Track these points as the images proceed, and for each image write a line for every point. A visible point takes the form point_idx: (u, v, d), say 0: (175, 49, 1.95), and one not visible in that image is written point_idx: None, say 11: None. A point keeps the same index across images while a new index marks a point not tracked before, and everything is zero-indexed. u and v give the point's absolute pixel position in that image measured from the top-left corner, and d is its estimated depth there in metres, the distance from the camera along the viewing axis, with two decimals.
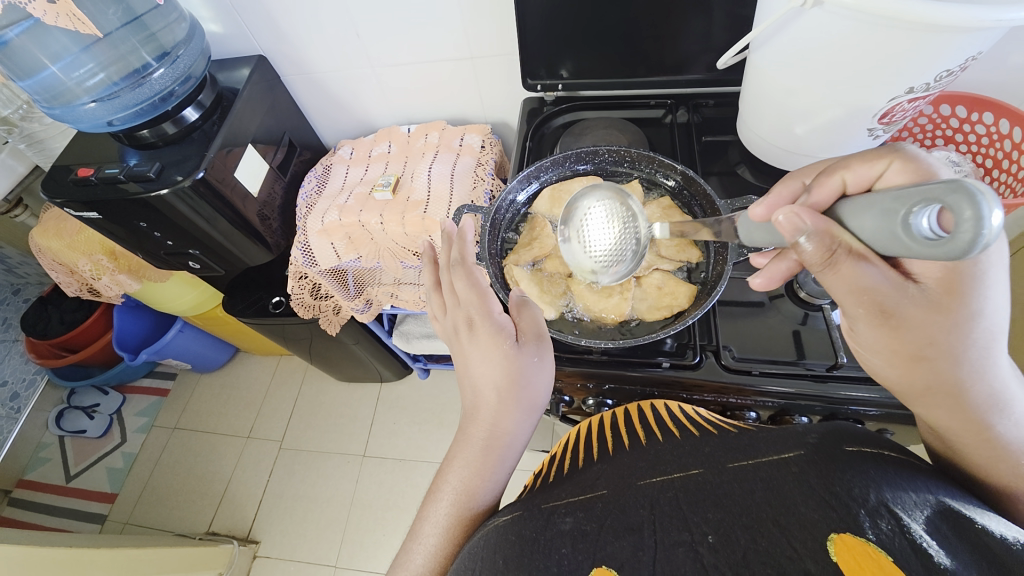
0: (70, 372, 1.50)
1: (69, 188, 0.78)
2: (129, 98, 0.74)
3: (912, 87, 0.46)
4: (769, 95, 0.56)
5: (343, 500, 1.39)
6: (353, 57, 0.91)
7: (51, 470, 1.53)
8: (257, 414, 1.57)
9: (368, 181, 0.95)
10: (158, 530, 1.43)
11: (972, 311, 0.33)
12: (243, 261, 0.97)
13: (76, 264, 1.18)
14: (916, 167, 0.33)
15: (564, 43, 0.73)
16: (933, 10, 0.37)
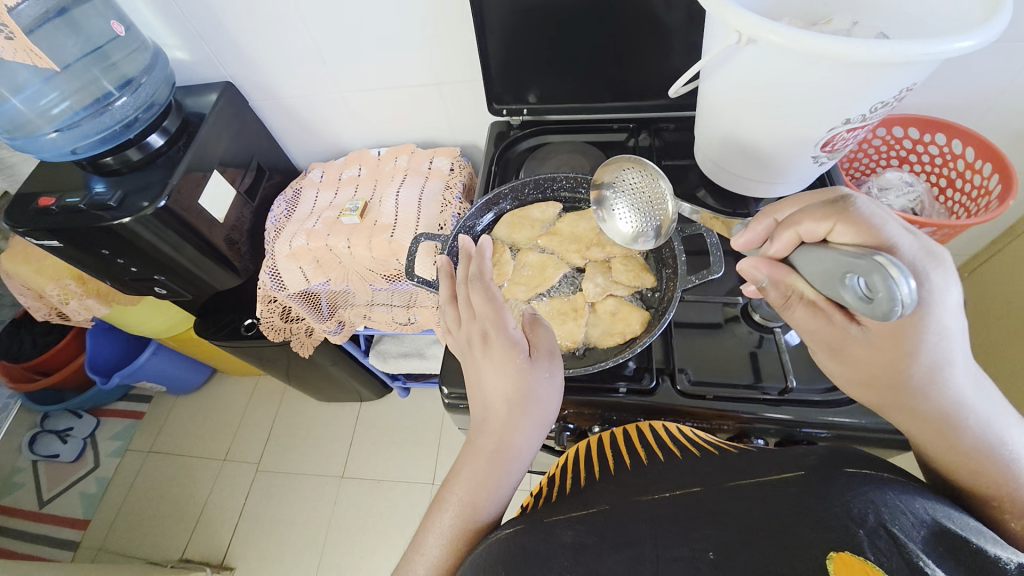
0: (43, 397, 1.44)
1: (29, 217, 0.79)
2: (91, 127, 0.77)
3: (848, 118, 0.49)
4: (720, 124, 0.58)
5: (321, 522, 1.36)
6: (322, 83, 0.93)
7: (22, 496, 1.46)
8: (234, 436, 1.53)
9: (336, 206, 0.96)
10: (129, 556, 1.38)
11: (910, 352, 0.36)
12: (212, 286, 0.97)
13: (43, 290, 1.15)
14: (857, 229, 0.35)
15: (530, 69, 0.75)
16: (857, 47, 0.40)
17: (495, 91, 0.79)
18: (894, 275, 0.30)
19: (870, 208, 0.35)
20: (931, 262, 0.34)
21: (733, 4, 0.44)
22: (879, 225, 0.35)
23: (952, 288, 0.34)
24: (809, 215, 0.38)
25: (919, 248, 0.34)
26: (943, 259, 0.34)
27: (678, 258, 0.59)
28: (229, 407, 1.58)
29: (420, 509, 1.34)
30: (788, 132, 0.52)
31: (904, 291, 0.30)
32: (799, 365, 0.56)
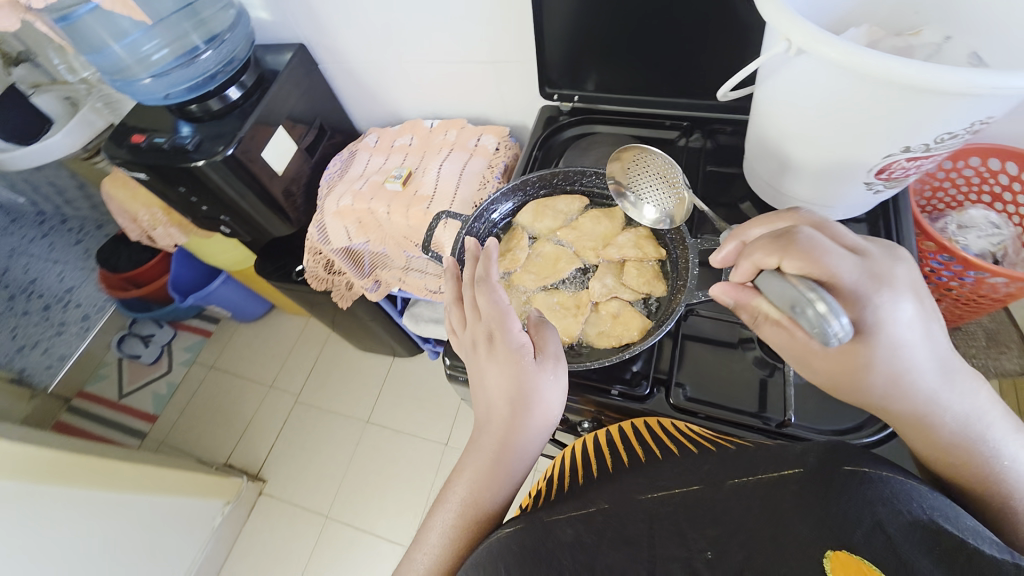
0: (136, 305, 1.67)
1: (122, 153, 0.95)
2: (180, 76, 0.91)
3: (909, 146, 0.47)
4: (771, 134, 0.57)
5: (343, 458, 1.49)
6: (383, 49, 0.99)
7: (108, 387, 1.70)
8: (281, 366, 1.68)
9: (384, 171, 1.05)
10: (186, 452, 1.57)
11: (865, 364, 0.40)
12: (267, 231, 1.12)
13: (137, 213, 1.34)
14: (802, 262, 0.40)
15: (585, 57, 0.78)
16: (926, 73, 0.39)
17: (551, 77, 0.83)
18: (830, 313, 0.36)
19: (814, 242, 0.40)
20: (875, 286, 0.39)
21: (792, 13, 0.44)
22: (822, 254, 0.40)
23: (898, 306, 0.39)
24: (761, 248, 0.43)
25: (863, 274, 0.39)
26: (887, 282, 0.39)
27: (688, 270, 0.60)
28: (280, 339, 1.73)
29: (432, 465, 1.43)
30: (841, 153, 0.51)
31: (837, 326, 0.36)
32: (808, 403, 0.54)
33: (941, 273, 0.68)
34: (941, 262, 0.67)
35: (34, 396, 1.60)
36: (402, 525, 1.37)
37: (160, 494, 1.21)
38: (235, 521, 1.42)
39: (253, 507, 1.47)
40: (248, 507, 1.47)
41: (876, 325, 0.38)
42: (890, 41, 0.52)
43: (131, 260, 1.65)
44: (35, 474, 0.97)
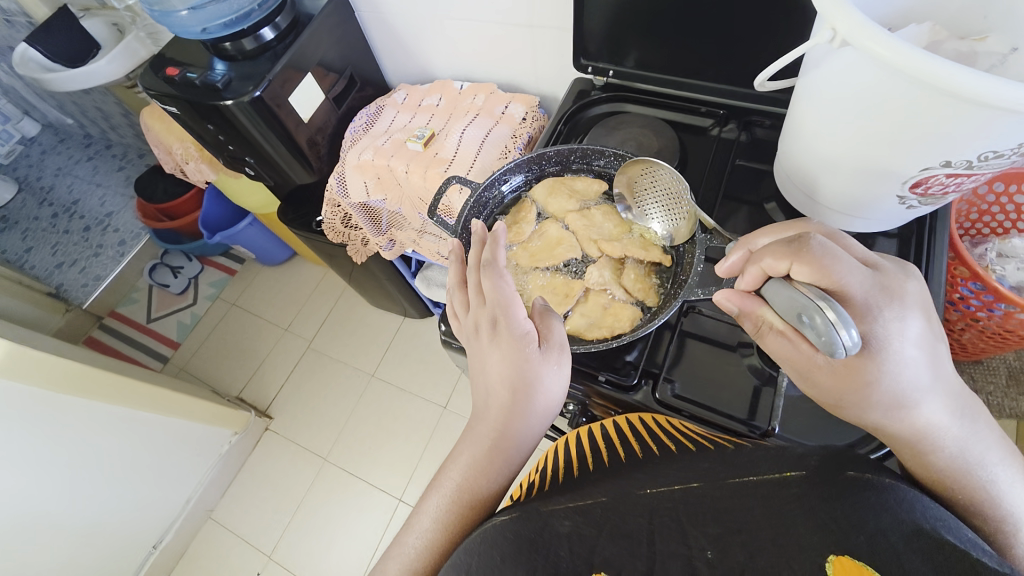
0: (169, 237, 1.70)
1: (157, 83, 0.89)
2: (214, 10, 0.83)
3: (949, 161, 0.41)
4: (801, 132, 0.51)
5: (347, 407, 1.52)
6: (420, 3, 0.88)
7: (137, 310, 1.80)
8: (297, 312, 1.71)
9: (409, 129, 0.93)
10: (202, 380, 1.65)
11: (871, 381, 0.39)
12: (291, 178, 1.02)
13: (172, 147, 1.32)
14: (814, 269, 0.40)
15: (637, 31, 0.67)
16: (980, 83, 0.34)
17: (587, 47, 0.72)
18: (837, 323, 0.37)
19: (827, 250, 0.40)
20: (887, 299, 0.39)
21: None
22: (833, 264, 0.39)
23: (908, 324, 0.39)
24: (771, 253, 0.43)
25: (874, 287, 0.39)
26: (899, 297, 0.39)
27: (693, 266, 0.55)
28: (300, 283, 1.76)
29: (427, 426, 1.44)
30: (870, 160, 0.45)
31: (845, 336, 0.36)
32: (798, 418, 0.51)
33: (969, 301, 0.70)
34: (972, 291, 0.68)
35: (68, 311, 1.70)
36: (394, 477, 1.39)
37: (175, 418, 1.25)
38: (240, 451, 1.48)
39: (258, 441, 1.53)
40: (254, 440, 1.53)
41: (884, 341, 0.38)
42: (953, 45, 0.45)
43: (166, 191, 1.70)
44: (64, 382, 1.00)
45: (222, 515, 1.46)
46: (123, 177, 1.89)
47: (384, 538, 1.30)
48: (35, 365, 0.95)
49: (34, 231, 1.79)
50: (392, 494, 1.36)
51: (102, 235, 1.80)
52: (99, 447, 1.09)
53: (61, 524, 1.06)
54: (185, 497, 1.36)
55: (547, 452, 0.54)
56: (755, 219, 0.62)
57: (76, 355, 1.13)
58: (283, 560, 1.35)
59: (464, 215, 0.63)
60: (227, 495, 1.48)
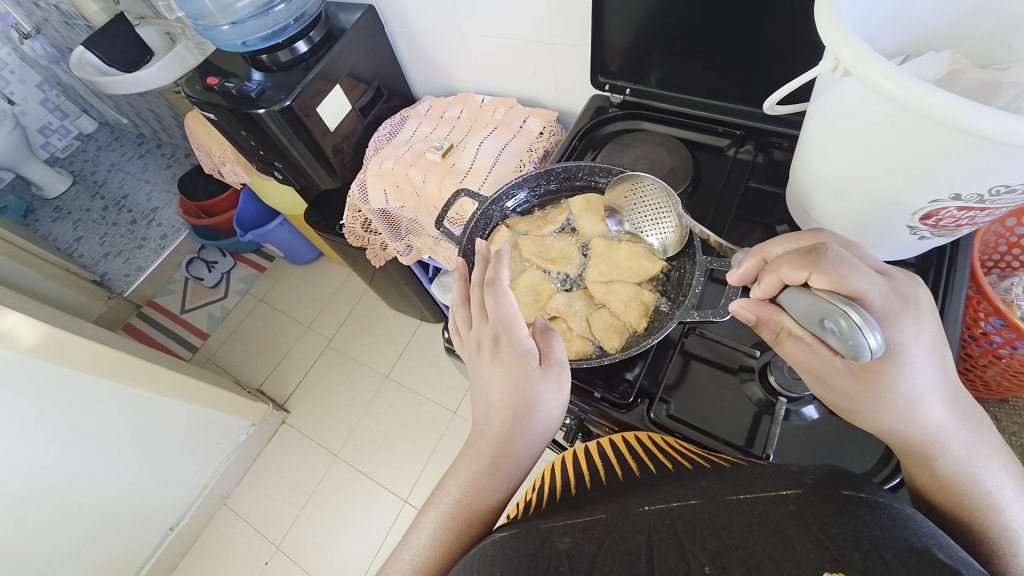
0: (206, 233, 1.81)
1: (198, 91, 0.95)
2: (254, 26, 0.88)
3: (959, 193, 0.39)
4: (809, 157, 0.50)
5: (361, 405, 1.52)
6: (445, 19, 0.93)
7: (172, 301, 1.90)
8: (320, 310, 1.74)
9: (428, 140, 0.99)
10: (226, 371, 1.69)
11: (889, 384, 0.36)
12: (316, 183, 1.07)
13: (211, 149, 1.38)
14: (833, 279, 0.36)
15: (652, 51, 0.71)
16: (977, 115, 0.32)
17: (608, 65, 0.77)
18: (862, 324, 0.33)
19: (843, 258, 0.36)
20: (901, 305, 0.35)
21: (844, 26, 0.37)
22: (850, 275, 0.36)
23: (923, 327, 0.35)
24: (788, 262, 0.39)
25: (890, 293, 0.36)
26: (914, 302, 0.36)
27: (692, 285, 0.56)
28: (325, 282, 1.80)
29: (437, 429, 1.42)
30: (876, 188, 0.43)
31: (872, 339, 0.32)
32: (793, 448, 0.49)
33: (989, 337, 0.57)
34: (993, 327, 0.56)
35: (110, 298, 1.82)
36: (400, 477, 1.38)
37: (199, 406, 1.29)
38: (257, 441, 1.49)
39: (274, 433, 1.54)
40: (271, 431, 1.53)
41: (899, 344, 0.35)
42: (977, 73, 0.44)
43: (207, 191, 1.79)
44: (97, 365, 1.06)
45: (235, 502, 1.46)
46: (169, 174, 2.14)
47: (387, 540, 1.28)
48: (66, 350, 1.01)
49: (87, 222, 2.06)
50: (397, 494, 1.35)
51: (146, 228, 2.00)
52: (127, 426, 1.15)
53: (80, 501, 1.11)
54: (202, 482, 1.38)
55: (544, 474, 0.56)
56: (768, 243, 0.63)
57: (112, 342, 1.19)
58: (289, 551, 1.34)
59: (469, 228, 0.66)
60: (241, 483, 1.48)
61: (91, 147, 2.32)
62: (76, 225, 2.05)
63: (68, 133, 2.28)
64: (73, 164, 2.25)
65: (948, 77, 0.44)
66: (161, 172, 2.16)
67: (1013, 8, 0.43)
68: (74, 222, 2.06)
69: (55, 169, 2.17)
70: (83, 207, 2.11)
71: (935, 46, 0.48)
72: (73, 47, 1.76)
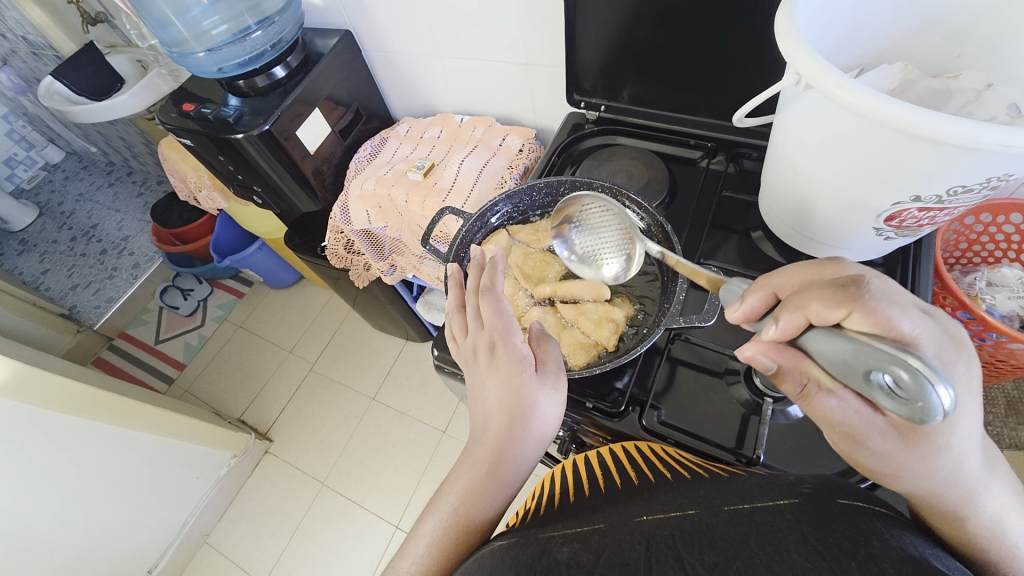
0: (180, 260, 1.77)
1: (173, 118, 0.94)
2: (230, 53, 0.88)
3: (919, 195, 0.41)
4: (777, 166, 0.52)
5: (347, 430, 1.48)
6: (422, 42, 0.95)
7: (146, 332, 1.83)
8: (302, 334, 1.71)
9: (410, 160, 1.00)
10: (204, 403, 1.63)
11: (940, 445, 0.32)
12: (296, 205, 1.07)
13: (186, 175, 1.36)
14: (878, 321, 0.31)
15: (625, 70, 0.74)
16: (931, 122, 0.35)
17: (582, 83, 0.80)
18: (931, 376, 0.27)
19: (887, 295, 0.31)
20: (954, 350, 0.31)
21: (802, 43, 0.40)
22: (895, 316, 0.31)
23: (973, 378, 0.32)
24: (817, 298, 0.33)
25: (941, 338, 0.31)
26: (963, 346, 0.32)
27: (675, 293, 0.57)
28: (306, 306, 1.77)
29: (427, 451, 1.40)
30: (843, 193, 0.46)
31: (946, 396, 0.26)
32: (782, 448, 0.50)
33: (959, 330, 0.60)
34: (961, 320, 0.59)
35: (79, 332, 1.75)
36: (390, 502, 1.34)
37: (176, 440, 1.24)
38: (239, 474, 1.43)
39: (257, 464, 1.48)
40: (253, 463, 1.48)
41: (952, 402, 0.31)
42: (927, 83, 0.47)
43: (182, 218, 1.75)
44: (66, 403, 1.01)
45: (217, 540, 1.39)
46: (141, 202, 2.10)
47: (379, 570, 1.24)
48: (33, 388, 0.96)
49: (54, 254, 1.99)
50: (388, 520, 1.31)
51: (117, 258, 1.94)
52: (100, 465, 1.09)
53: (46, 551, 1.03)
54: (180, 520, 1.31)
55: (541, 484, 0.55)
56: (745, 250, 0.65)
57: (83, 377, 1.14)
58: None
59: (456, 246, 0.66)
60: (223, 519, 1.42)
61: (59, 177, 2.26)
62: (43, 258, 1.98)
63: (34, 164, 2.21)
64: (39, 196, 2.18)
65: (902, 87, 0.48)
66: (133, 200, 2.11)
67: (957, 22, 0.47)
68: (41, 254, 1.99)
69: (20, 200, 2.09)
70: (49, 239, 2.03)
71: (887, 59, 0.51)
72: (42, 78, 1.73)
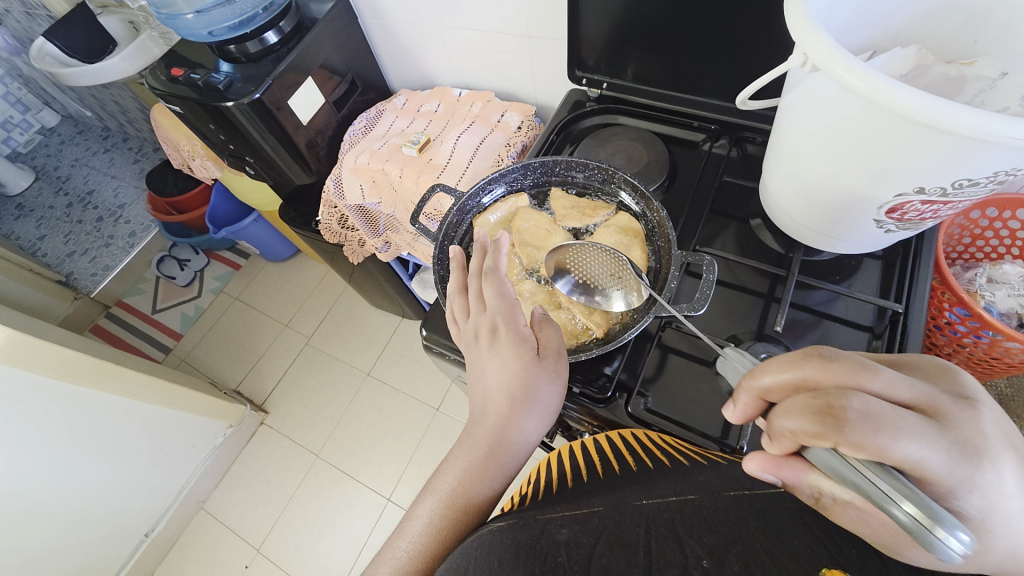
0: (177, 230, 1.75)
1: (163, 82, 0.91)
2: (220, 16, 0.84)
3: (923, 187, 0.39)
4: (780, 153, 0.50)
5: (342, 403, 1.50)
6: (420, 10, 0.91)
7: (143, 301, 1.84)
8: (298, 308, 1.71)
9: (405, 134, 0.97)
10: (201, 372, 1.64)
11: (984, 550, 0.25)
12: (290, 177, 1.04)
13: (179, 144, 1.33)
14: (870, 451, 0.26)
15: (629, 46, 0.71)
16: (942, 111, 0.33)
17: (584, 59, 0.77)
18: (936, 527, 0.24)
19: (874, 416, 0.26)
20: (971, 464, 0.25)
21: (812, 20, 0.37)
22: (892, 438, 0.26)
23: (1010, 481, 0.26)
24: (800, 423, 0.29)
25: (951, 449, 0.26)
26: (987, 452, 0.26)
27: (667, 279, 0.55)
28: (303, 281, 1.76)
29: (420, 427, 1.41)
30: (846, 183, 0.44)
31: (960, 543, 0.23)
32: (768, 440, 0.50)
33: (955, 327, 0.59)
34: (956, 316, 0.58)
35: (76, 299, 1.75)
36: (384, 475, 1.36)
37: (172, 409, 1.25)
38: (235, 443, 1.46)
39: (253, 434, 1.51)
40: (248, 433, 1.50)
41: (986, 511, 0.25)
42: (941, 69, 0.45)
43: (178, 187, 1.72)
44: (62, 369, 1.02)
45: (213, 506, 1.42)
46: (138, 170, 2.07)
47: (372, 539, 1.27)
48: (30, 354, 0.97)
49: (51, 220, 1.98)
50: (381, 493, 1.34)
51: (114, 225, 1.93)
52: (98, 430, 1.11)
53: (43, 512, 1.06)
54: (177, 486, 1.34)
55: (538, 467, 0.55)
56: (743, 237, 0.63)
57: (78, 345, 1.14)
58: (270, 553, 1.32)
59: (447, 222, 0.65)
60: (219, 487, 1.45)
61: (54, 141, 2.23)
62: (39, 223, 1.97)
63: (30, 128, 2.18)
64: (35, 159, 2.17)
65: (914, 72, 0.45)
66: (129, 167, 2.09)
67: (979, 4, 0.44)
68: (37, 220, 1.98)
69: (16, 164, 2.07)
70: (45, 204, 2.02)
71: (901, 42, 0.49)
72: (33, 37, 1.68)
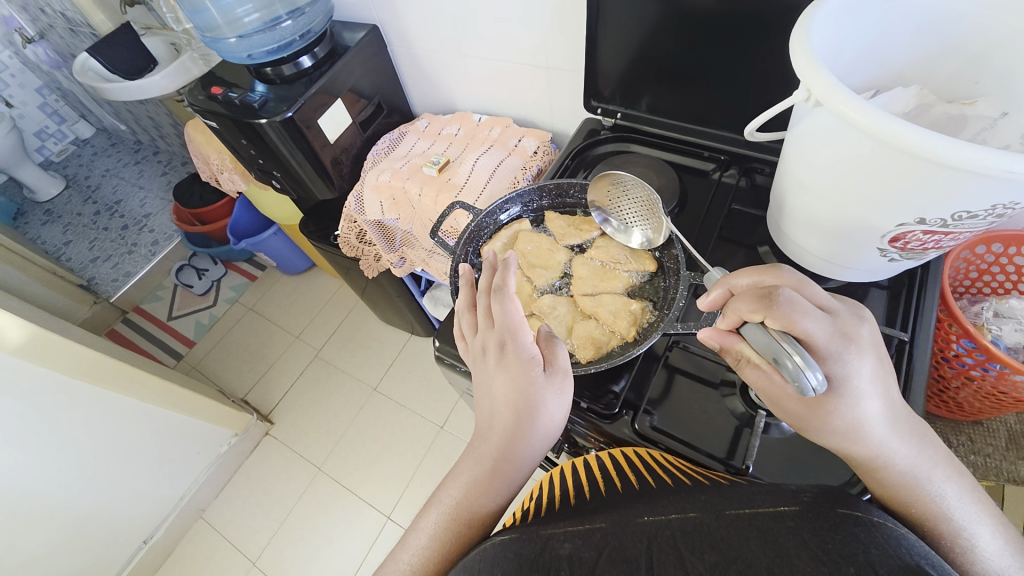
0: (199, 240, 1.81)
1: (201, 100, 0.97)
2: (260, 40, 0.91)
3: (924, 218, 0.41)
4: (786, 182, 0.52)
5: (347, 417, 1.50)
6: (446, 41, 0.97)
7: (159, 308, 1.88)
8: (310, 319, 1.74)
9: (426, 155, 1.02)
10: (210, 381, 1.66)
11: (831, 411, 0.36)
12: (313, 192, 1.09)
13: (209, 158, 1.39)
14: (784, 322, 0.36)
15: (643, 80, 0.75)
16: (940, 143, 0.35)
17: (601, 90, 0.81)
18: (806, 368, 0.34)
19: (796, 302, 0.36)
20: (844, 344, 0.36)
21: (816, 61, 0.40)
22: (802, 318, 0.36)
23: (865, 366, 0.36)
24: (745, 301, 0.39)
25: (833, 332, 0.36)
26: (856, 341, 0.36)
27: (675, 299, 0.57)
28: (316, 293, 1.79)
29: (423, 445, 1.41)
30: (849, 212, 0.46)
31: (816, 381, 0.34)
32: (771, 461, 0.50)
33: (962, 359, 0.59)
34: (963, 348, 0.58)
35: (95, 303, 1.79)
36: (384, 493, 1.35)
37: (181, 414, 1.27)
38: (239, 452, 1.46)
39: (257, 445, 1.51)
40: (252, 443, 1.50)
41: (844, 377, 0.36)
42: (943, 108, 0.47)
43: (203, 199, 1.79)
44: (80, 369, 1.04)
45: (212, 516, 1.42)
46: (165, 181, 2.16)
47: (370, 558, 1.26)
48: (52, 351, 1.00)
49: (78, 227, 2.05)
50: (380, 510, 1.32)
51: (138, 234, 2.00)
52: (108, 432, 1.13)
53: (46, 513, 1.06)
54: (179, 493, 1.34)
55: (541, 483, 0.55)
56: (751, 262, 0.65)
57: (97, 346, 1.17)
58: (265, 568, 1.30)
59: (462, 243, 0.67)
60: (220, 496, 1.44)
61: (87, 152, 2.33)
62: (66, 229, 2.04)
63: (64, 138, 2.30)
64: (68, 168, 2.26)
65: (917, 110, 0.48)
66: (157, 179, 2.17)
67: (978, 51, 0.47)
68: (65, 226, 2.06)
69: (50, 173, 2.17)
70: (75, 211, 2.10)
71: (904, 82, 0.52)
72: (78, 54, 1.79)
